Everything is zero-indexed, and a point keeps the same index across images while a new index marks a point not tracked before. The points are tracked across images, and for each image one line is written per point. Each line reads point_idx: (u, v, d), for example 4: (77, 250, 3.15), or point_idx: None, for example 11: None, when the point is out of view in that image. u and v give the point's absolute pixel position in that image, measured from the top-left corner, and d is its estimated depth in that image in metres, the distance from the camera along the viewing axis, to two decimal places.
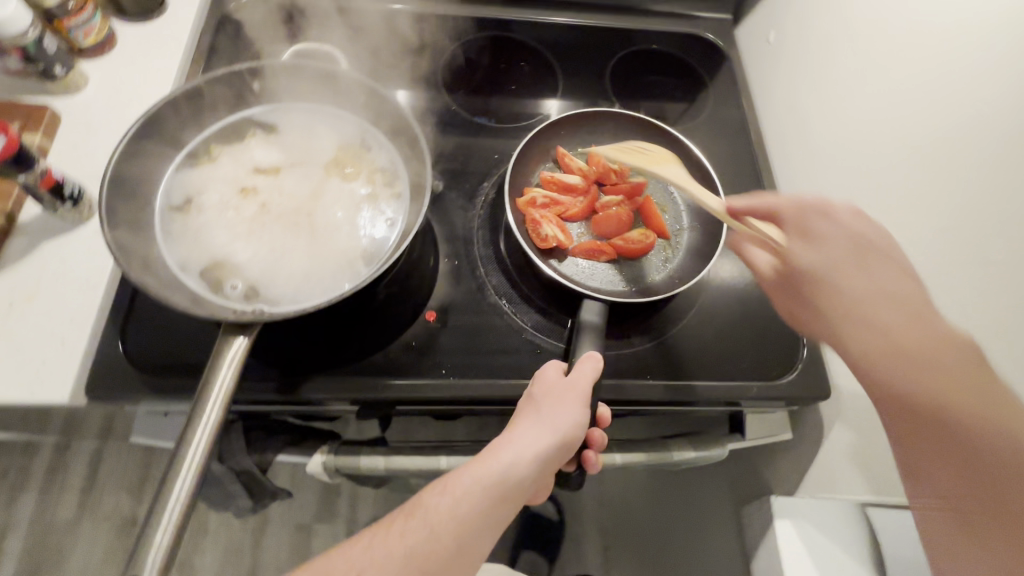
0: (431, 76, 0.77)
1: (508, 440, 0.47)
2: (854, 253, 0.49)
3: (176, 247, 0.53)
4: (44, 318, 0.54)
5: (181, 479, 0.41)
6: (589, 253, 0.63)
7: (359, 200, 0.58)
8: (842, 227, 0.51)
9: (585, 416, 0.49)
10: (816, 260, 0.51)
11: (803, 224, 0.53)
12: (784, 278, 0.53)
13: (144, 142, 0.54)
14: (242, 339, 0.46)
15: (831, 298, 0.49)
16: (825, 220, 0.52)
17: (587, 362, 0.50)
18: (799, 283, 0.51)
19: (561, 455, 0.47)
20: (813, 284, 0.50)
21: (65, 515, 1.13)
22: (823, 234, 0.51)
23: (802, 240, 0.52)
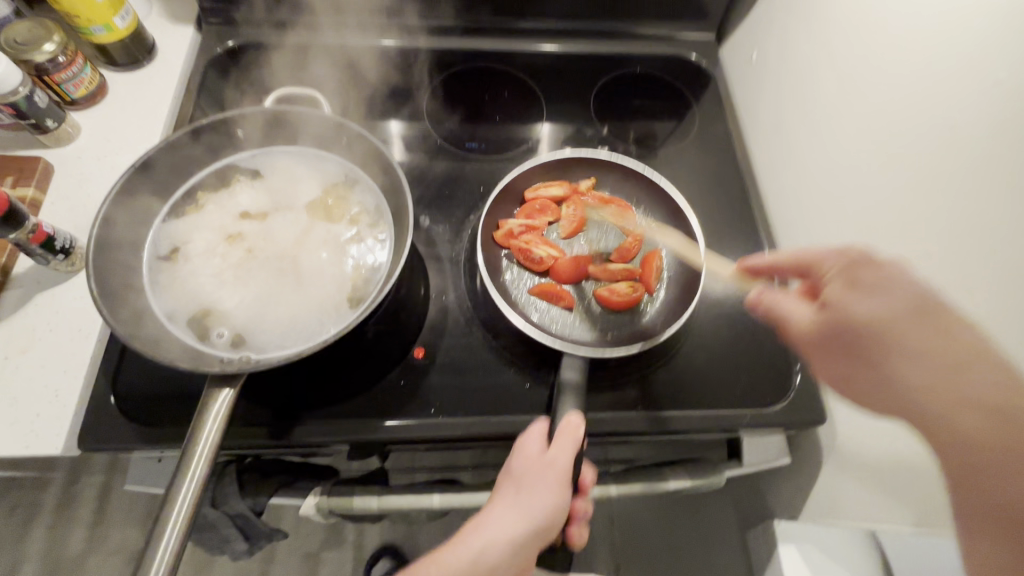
0: (417, 109, 0.77)
1: (481, 526, 0.48)
2: (920, 312, 0.39)
3: (164, 297, 0.54)
4: (38, 371, 0.55)
5: (168, 533, 0.41)
6: (550, 294, 0.62)
7: (344, 242, 0.58)
8: (909, 278, 0.41)
9: (563, 497, 0.49)
10: (874, 312, 0.41)
11: (847, 273, 0.43)
12: (836, 336, 0.43)
13: (132, 195, 0.55)
14: (228, 393, 0.46)
15: (883, 354, 0.40)
16: (878, 269, 0.42)
17: (567, 432, 0.49)
18: (849, 344, 0.42)
19: (536, 539, 0.48)
20: (872, 339, 0.41)
21: (75, 550, 1.14)
22: (880, 282, 0.42)
23: (857, 290, 0.42)
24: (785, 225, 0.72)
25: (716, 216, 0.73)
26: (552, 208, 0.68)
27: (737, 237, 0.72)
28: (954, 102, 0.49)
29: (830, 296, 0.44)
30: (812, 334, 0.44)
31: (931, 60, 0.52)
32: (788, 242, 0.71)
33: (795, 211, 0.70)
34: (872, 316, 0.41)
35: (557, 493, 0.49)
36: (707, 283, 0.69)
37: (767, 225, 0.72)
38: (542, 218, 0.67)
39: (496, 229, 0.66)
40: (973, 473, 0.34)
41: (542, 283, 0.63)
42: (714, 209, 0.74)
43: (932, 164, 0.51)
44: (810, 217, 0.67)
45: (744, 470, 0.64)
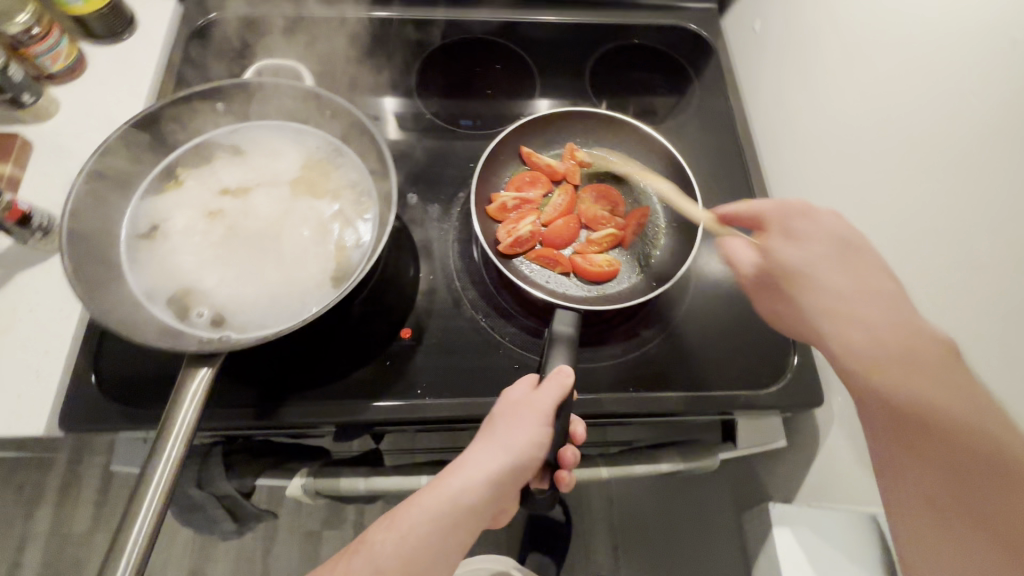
0: (406, 82, 0.75)
1: (462, 463, 0.46)
2: (842, 254, 0.50)
3: (144, 275, 0.53)
4: (19, 352, 0.54)
5: (143, 513, 0.40)
6: (545, 259, 0.62)
7: (328, 218, 0.57)
8: (826, 227, 0.52)
9: (546, 441, 0.47)
10: (798, 257, 0.52)
11: (785, 224, 0.54)
12: (767, 276, 0.54)
13: (108, 172, 0.53)
14: (205, 372, 0.45)
15: (801, 292, 0.51)
16: (809, 221, 0.53)
17: (555, 380, 0.47)
18: (775, 282, 0.53)
19: (519, 478, 0.46)
20: (792, 277, 0.52)
21: (81, 527, 1.15)
22: (808, 232, 0.52)
23: (787, 240, 0.53)
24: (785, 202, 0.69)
25: (715, 192, 0.71)
26: (545, 182, 0.66)
27: None
28: (966, 69, 0.46)
29: (769, 243, 0.55)
30: (751, 273, 0.55)
31: (936, 24, 0.49)
32: None
33: (795, 187, 0.68)
34: (794, 262, 0.52)
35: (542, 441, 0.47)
36: (703, 262, 0.67)
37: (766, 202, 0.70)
38: (533, 194, 0.65)
39: (490, 203, 0.65)
40: (869, 391, 0.43)
41: (537, 249, 0.62)
42: (713, 186, 0.71)
43: (936, 136, 0.48)
44: (810, 192, 0.65)
45: (738, 453, 0.63)
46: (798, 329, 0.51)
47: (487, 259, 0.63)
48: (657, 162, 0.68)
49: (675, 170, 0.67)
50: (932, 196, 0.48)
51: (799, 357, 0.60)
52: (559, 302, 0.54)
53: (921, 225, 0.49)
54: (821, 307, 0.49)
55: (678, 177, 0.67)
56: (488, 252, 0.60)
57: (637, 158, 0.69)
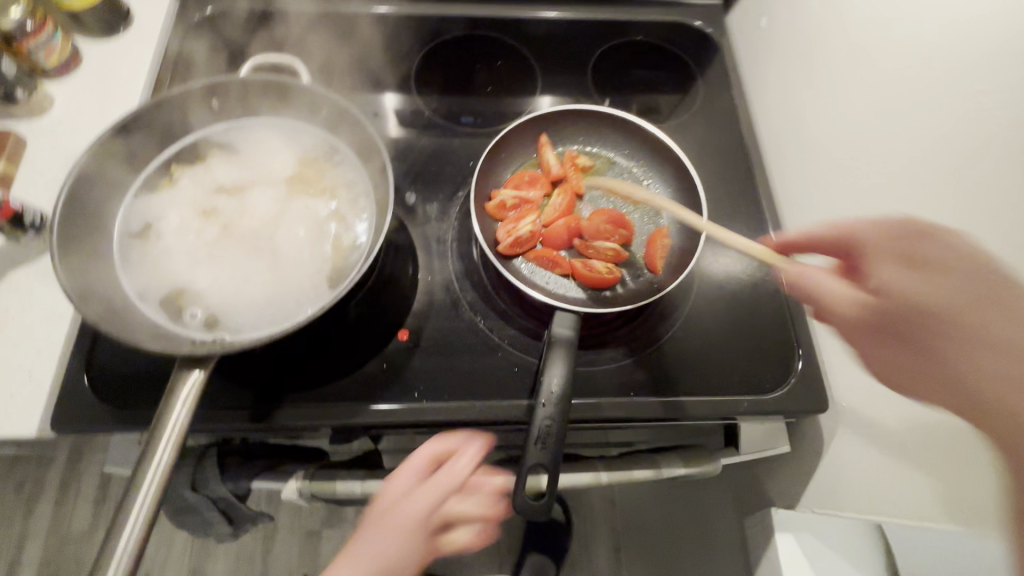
0: (405, 79, 0.74)
1: (352, 554, 0.51)
2: (988, 281, 0.38)
3: (137, 275, 0.52)
4: (11, 352, 0.53)
5: (131, 521, 0.39)
6: (544, 260, 0.61)
7: (324, 218, 0.56)
8: (959, 247, 0.40)
9: (426, 514, 0.51)
10: (942, 297, 0.38)
11: (910, 250, 0.41)
12: (882, 315, 0.41)
13: (100, 170, 0.53)
14: (197, 375, 0.44)
15: (945, 337, 0.38)
16: (937, 244, 0.41)
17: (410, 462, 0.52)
18: (900, 325, 0.40)
19: (409, 549, 0.50)
20: (921, 322, 0.39)
21: (80, 525, 1.14)
22: (941, 263, 0.40)
23: (919, 272, 0.40)
24: (789, 203, 0.68)
25: (718, 192, 0.70)
26: (544, 181, 0.65)
27: (739, 215, 0.68)
28: (978, 69, 0.45)
29: (881, 272, 0.42)
30: (857, 312, 0.42)
31: (945, 22, 0.48)
32: (791, 223, 0.67)
33: (800, 189, 0.66)
34: (940, 299, 0.39)
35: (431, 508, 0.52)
36: (705, 264, 0.65)
37: (771, 202, 0.69)
38: (533, 194, 0.64)
39: (488, 202, 0.64)
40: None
41: (537, 250, 0.61)
42: (717, 186, 0.70)
43: (946, 140, 0.47)
44: (814, 194, 0.63)
45: (740, 458, 0.62)
46: (948, 400, 0.37)
47: (486, 259, 0.62)
48: (660, 162, 0.67)
49: (678, 170, 0.66)
50: (941, 199, 0.47)
51: (803, 362, 0.59)
52: (558, 305, 0.53)
53: (928, 229, 0.48)
54: (971, 368, 0.36)
55: (681, 177, 0.66)
56: (486, 252, 0.59)
57: (640, 157, 0.68)
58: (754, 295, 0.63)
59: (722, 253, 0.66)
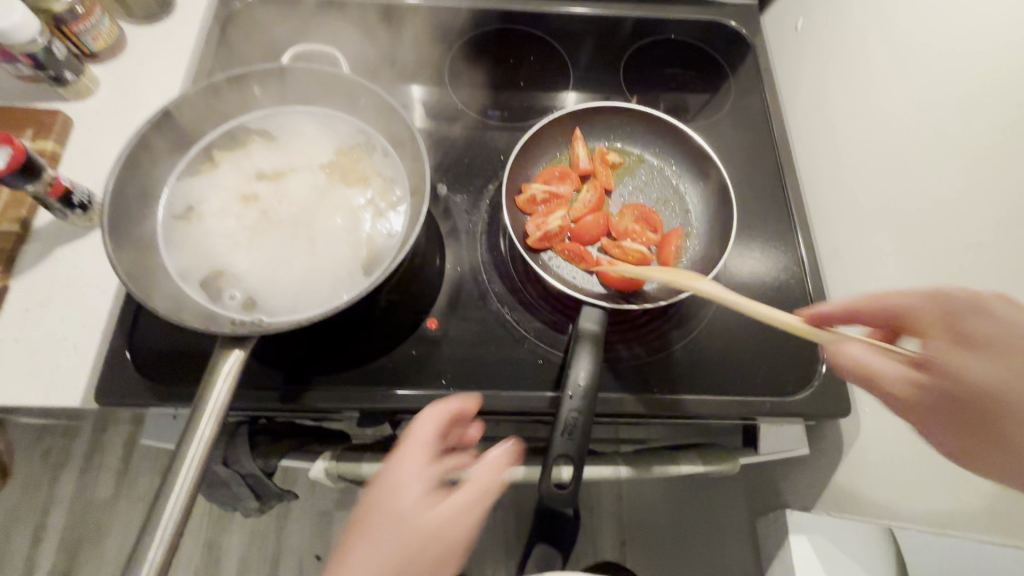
0: (438, 71, 0.74)
1: (371, 513, 0.41)
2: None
3: (178, 255, 0.54)
4: (57, 325, 0.56)
5: (175, 492, 0.40)
6: (569, 254, 0.61)
7: (359, 206, 0.57)
8: (1005, 318, 0.38)
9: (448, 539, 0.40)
10: (1004, 380, 0.37)
11: (958, 327, 0.39)
12: (958, 403, 0.38)
13: (149, 151, 0.54)
14: (237, 354, 0.46)
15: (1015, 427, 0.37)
16: (985, 317, 0.38)
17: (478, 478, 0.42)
18: (971, 411, 0.38)
19: None
20: (994, 412, 0.37)
21: (103, 495, 1.18)
22: (993, 338, 0.38)
23: (973, 352, 0.38)
24: (819, 206, 0.68)
25: (747, 193, 0.70)
26: (574, 177, 0.66)
27: (767, 217, 0.68)
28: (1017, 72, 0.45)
29: (945, 358, 0.39)
30: (916, 396, 0.39)
31: (992, 30, 0.48)
32: (820, 225, 0.68)
33: (831, 191, 0.66)
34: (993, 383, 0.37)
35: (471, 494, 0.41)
36: (730, 265, 0.66)
37: (800, 204, 0.69)
38: (564, 188, 0.64)
39: (518, 195, 0.64)
40: None
41: (563, 244, 0.62)
42: (745, 187, 0.70)
43: (980, 146, 0.47)
44: (844, 198, 0.64)
45: (760, 459, 0.62)
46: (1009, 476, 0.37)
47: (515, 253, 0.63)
48: (691, 161, 0.67)
49: (709, 170, 0.66)
50: (979, 207, 0.47)
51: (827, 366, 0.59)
52: (587, 299, 0.54)
53: (967, 237, 0.48)
54: None
55: (713, 176, 0.66)
56: (517, 244, 0.60)
57: (670, 156, 0.68)
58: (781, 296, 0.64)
59: (750, 254, 0.66)
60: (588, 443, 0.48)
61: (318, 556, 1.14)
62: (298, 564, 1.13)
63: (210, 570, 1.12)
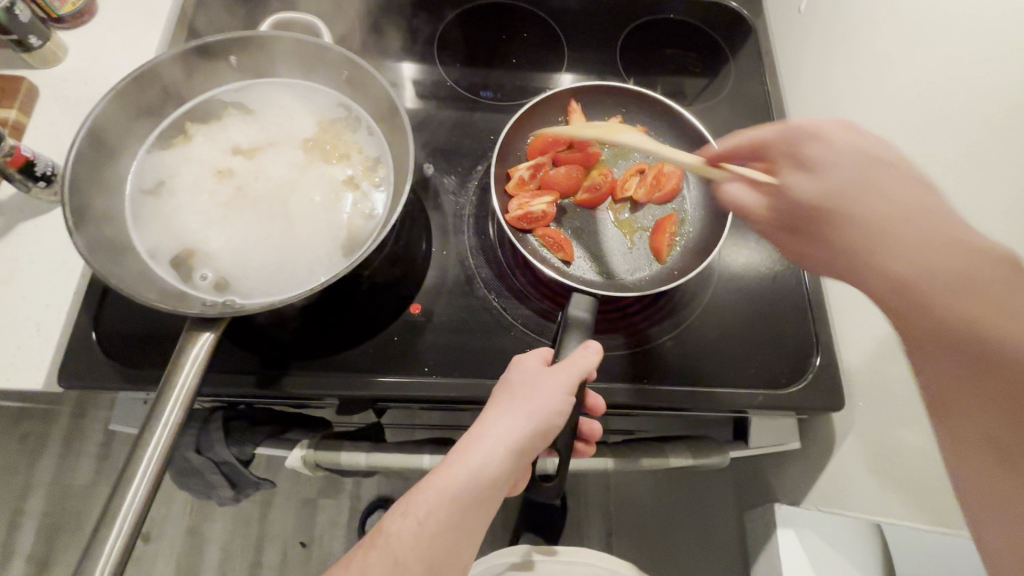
0: (428, 46, 0.71)
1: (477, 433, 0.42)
2: (875, 167, 0.37)
3: (147, 232, 0.51)
4: (18, 304, 0.53)
5: (137, 480, 0.38)
6: (549, 241, 0.59)
7: (340, 184, 0.54)
8: (840, 144, 0.38)
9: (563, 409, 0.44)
10: (819, 190, 0.38)
11: (792, 151, 0.40)
12: (794, 220, 0.40)
13: (116, 122, 0.51)
14: (207, 336, 0.43)
15: (840, 239, 0.37)
16: (820, 143, 0.39)
17: (577, 364, 0.45)
18: (807, 224, 0.39)
19: (536, 445, 0.43)
20: (836, 224, 0.37)
21: (82, 480, 1.15)
22: (819, 157, 0.38)
23: (807, 171, 0.39)
24: None
25: None
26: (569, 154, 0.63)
27: None
28: (1012, 56, 0.43)
29: (783, 180, 0.40)
30: (767, 215, 0.42)
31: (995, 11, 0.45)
32: None
33: None
34: (823, 196, 0.37)
35: (566, 384, 0.44)
36: (723, 256, 0.64)
37: None
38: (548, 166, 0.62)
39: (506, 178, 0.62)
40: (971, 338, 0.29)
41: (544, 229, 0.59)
42: None
43: (973, 132, 0.46)
44: None
45: (749, 452, 0.61)
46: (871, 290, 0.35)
47: (504, 237, 0.61)
48: (687, 145, 0.65)
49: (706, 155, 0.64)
50: (980, 197, 0.45)
51: (821, 359, 0.58)
52: (576, 286, 0.52)
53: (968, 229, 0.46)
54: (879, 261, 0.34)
55: None
56: (504, 227, 0.58)
57: (666, 140, 0.66)
58: (776, 287, 0.62)
59: (745, 243, 0.65)
60: (576, 433, 0.46)
61: (302, 543, 1.13)
62: (282, 551, 1.12)
63: (191, 557, 1.10)
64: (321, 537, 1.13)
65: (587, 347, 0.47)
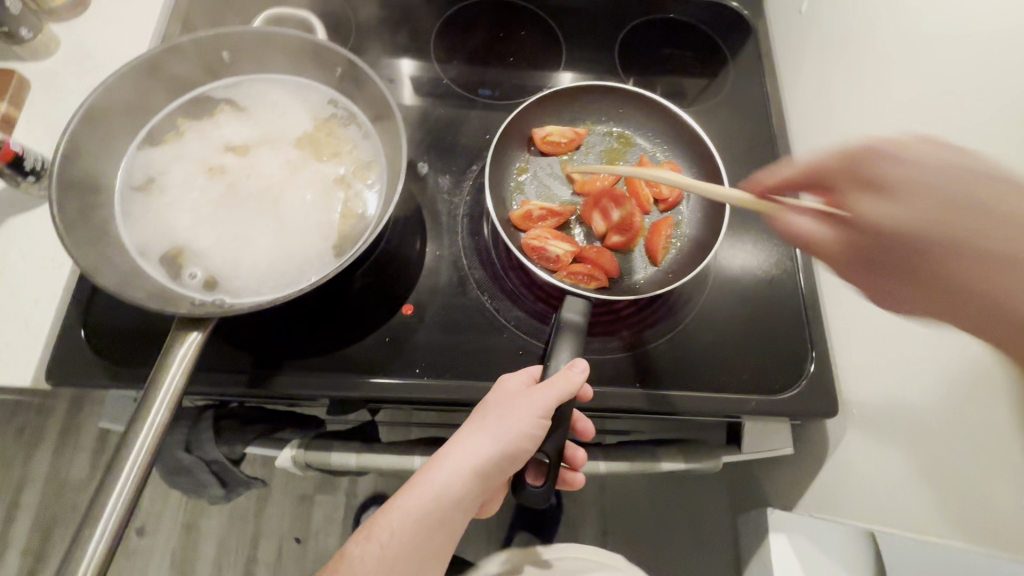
0: (424, 43, 0.71)
1: (445, 454, 0.43)
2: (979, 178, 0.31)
3: (138, 229, 0.51)
4: (6, 300, 0.52)
5: (120, 484, 0.38)
6: (579, 275, 0.56)
7: (332, 183, 0.54)
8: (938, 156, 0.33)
9: (538, 432, 0.43)
10: (905, 217, 0.32)
11: (874, 171, 0.34)
12: (865, 253, 0.35)
13: (105, 118, 0.51)
14: (194, 337, 0.43)
15: (931, 268, 0.32)
16: (901, 159, 0.33)
17: (554, 384, 0.43)
18: (883, 256, 0.34)
19: (506, 469, 0.43)
20: (919, 251, 0.32)
21: (77, 474, 1.15)
22: (905, 174, 0.33)
23: (882, 193, 0.34)
24: None
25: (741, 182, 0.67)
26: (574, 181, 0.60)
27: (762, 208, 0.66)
28: (1013, 60, 0.42)
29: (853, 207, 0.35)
30: (831, 249, 0.37)
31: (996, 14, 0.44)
32: None
33: None
34: (903, 220, 0.32)
35: (538, 409, 0.42)
36: (719, 258, 0.63)
37: None
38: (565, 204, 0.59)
39: (513, 210, 0.59)
40: None
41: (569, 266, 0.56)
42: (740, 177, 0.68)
43: (974, 136, 0.45)
44: None
45: (743, 457, 0.61)
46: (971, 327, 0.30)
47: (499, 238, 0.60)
48: (686, 146, 0.64)
49: (706, 156, 0.63)
50: None
51: (816, 364, 0.57)
52: (569, 288, 0.51)
53: None
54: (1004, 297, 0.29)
55: (708, 163, 0.63)
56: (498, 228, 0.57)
57: (664, 141, 0.65)
58: (773, 292, 0.61)
59: (742, 246, 0.64)
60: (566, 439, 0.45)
61: (297, 539, 1.13)
62: (276, 548, 1.12)
63: (187, 552, 1.11)
64: (316, 534, 1.13)
65: (574, 366, 0.45)
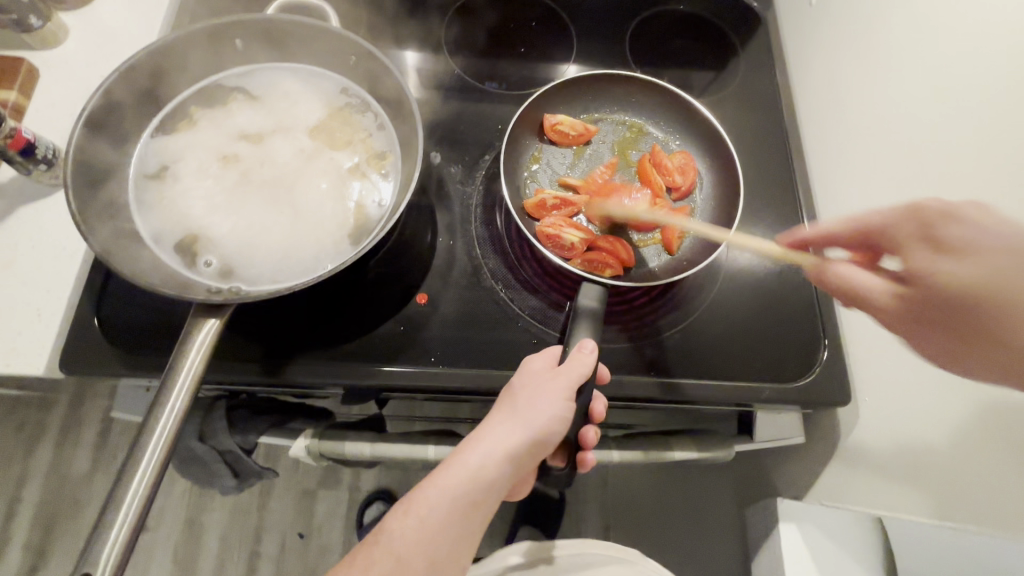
0: (434, 34, 0.70)
1: (480, 436, 0.43)
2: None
3: (152, 217, 0.50)
4: (17, 289, 0.52)
5: (141, 471, 0.38)
6: (593, 262, 0.56)
7: (346, 171, 0.54)
8: (988, 226, 0.36)
9: (566, 414, 0.44)
10: (965, 278, 0.35)
11: (928, 233, 0.38)
12: (921, 305, 0.37)
13: (118, 105, 0.50)
14: (213, 324, 0.43)
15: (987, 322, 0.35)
16: (961, 224, 0.37)
17: (577, 367, 0.44)
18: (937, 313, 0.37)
19: (538, 452, 0.43)
20: (978, 308, 0.35)
21: (79, 469, 1.14)
22: (965, 237, 0.36)
23: (942, 254, 0.37)
24: (824, 187, 0.66)
25: (752, 173, 0.67)
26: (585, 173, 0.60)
27: (772, 200, 0.66)
28: None
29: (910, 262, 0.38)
30: (884, 300, 0.39)
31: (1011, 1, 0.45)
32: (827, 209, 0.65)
33: (835, 173, 0.64)
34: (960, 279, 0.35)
35: (565, 390, 0.44)
36: (729, 249, 0.64)
37: (805, 187, 0.67)
38: (577, 194, 0.59)
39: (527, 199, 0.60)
40: None
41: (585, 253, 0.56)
42: (750, 168, 0.68)
43: (989, 124, 0.45)
44: (846, 181, 0.61)
45: (754, 446, 0.61)
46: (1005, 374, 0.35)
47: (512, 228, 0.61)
48: (698, 136, 0.65)
49: (718, 146, 0.63)
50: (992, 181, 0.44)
51: (828, 353, 0.58)
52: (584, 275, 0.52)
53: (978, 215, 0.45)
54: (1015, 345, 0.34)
55: (721, 153, 0.63)
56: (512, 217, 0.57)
57: (677, 131, 0.65)
58: (784, 281, 0.62)
59: (753, 237, 0.64)
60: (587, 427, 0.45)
61: (301, 534, 1.12)
62: (280, 543, 1.11)
63: (191, 546, 1.10)
64: (320, 529, 1.13)
65: (583, 347, 0.45)
